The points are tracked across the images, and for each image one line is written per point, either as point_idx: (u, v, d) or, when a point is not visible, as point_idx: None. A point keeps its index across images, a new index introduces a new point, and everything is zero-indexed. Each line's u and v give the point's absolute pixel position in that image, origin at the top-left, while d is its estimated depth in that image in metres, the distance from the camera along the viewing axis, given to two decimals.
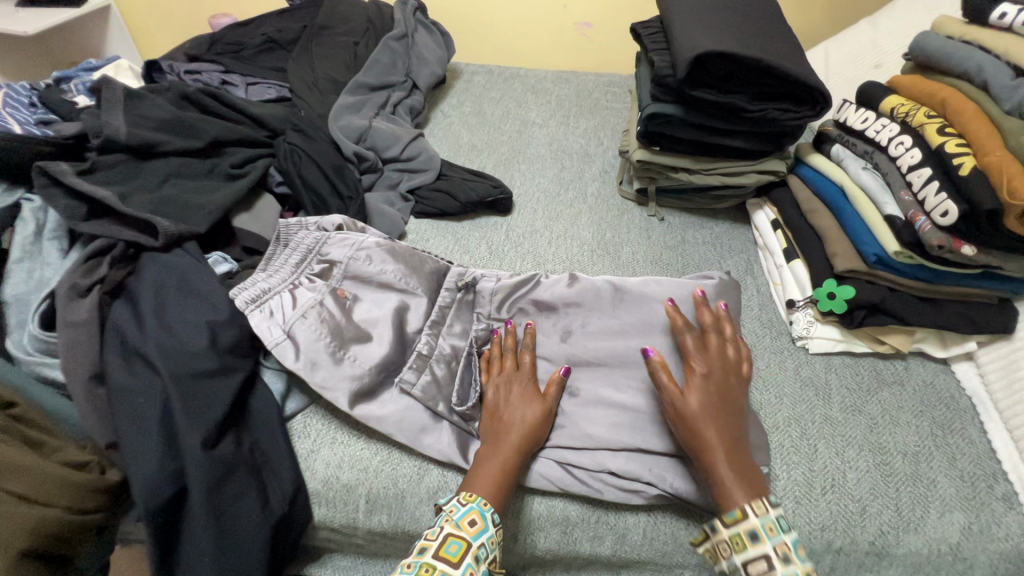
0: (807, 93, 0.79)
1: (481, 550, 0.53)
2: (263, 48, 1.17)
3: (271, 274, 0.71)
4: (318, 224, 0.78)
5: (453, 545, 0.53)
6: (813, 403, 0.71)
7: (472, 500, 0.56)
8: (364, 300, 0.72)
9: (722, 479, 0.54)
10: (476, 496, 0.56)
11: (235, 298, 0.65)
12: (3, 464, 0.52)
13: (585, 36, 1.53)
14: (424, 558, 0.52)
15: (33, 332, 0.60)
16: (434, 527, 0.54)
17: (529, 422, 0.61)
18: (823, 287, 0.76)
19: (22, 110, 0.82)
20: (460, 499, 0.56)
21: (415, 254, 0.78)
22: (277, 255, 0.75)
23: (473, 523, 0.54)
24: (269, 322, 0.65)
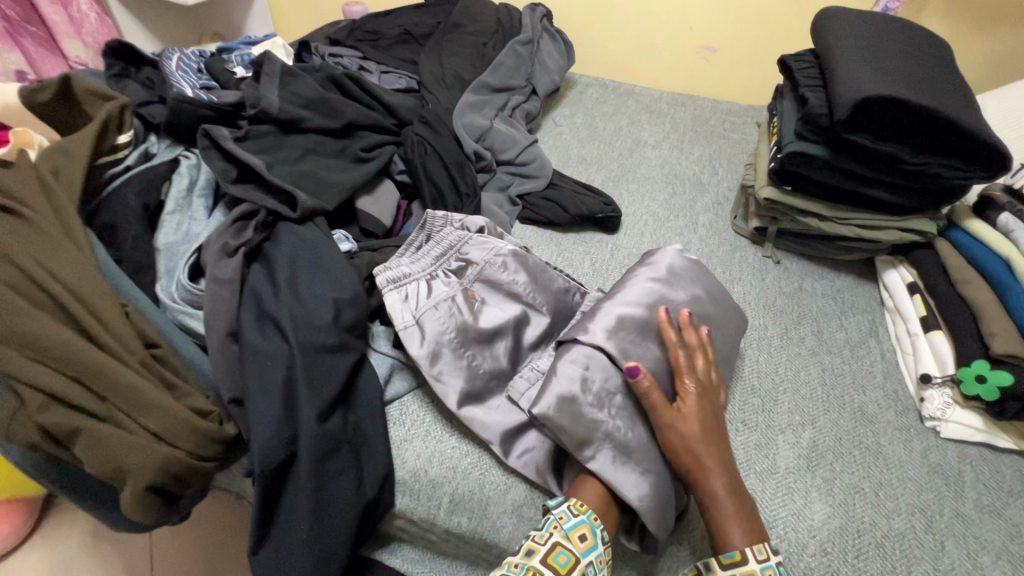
0: (984, 152, 0.72)
1: (588, 569, 0.51)
2: (398, 39, 1.21)
3: (414, 263, 0.74)
4: (463, 223, 0.80)
5: (561, 555, 0.51)
6: (943, 493, 0.64)
7: (584, 512, 0.54)
8: (491, 305, 0.72)
9: (721, 511, 0.54)
10: (588, 509, 0.54)
11: (378, 276, 0.71)
12: (141, 401, 0.55)
13: (706, 60, 1.48)
14: (531, 561, 0.50)
15: (182, 281, 0.65)
16: (541, 532, 0.53)
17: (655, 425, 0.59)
18: (971, 368, 0.67)
19: (191, 75, 0.89)
20: (571, 508, 0.54)
21: (546, 272, 0.76)
22: (414, 246, 0.78)
23: (584, 539, 0.52)
24: (407, 311, 0.68)
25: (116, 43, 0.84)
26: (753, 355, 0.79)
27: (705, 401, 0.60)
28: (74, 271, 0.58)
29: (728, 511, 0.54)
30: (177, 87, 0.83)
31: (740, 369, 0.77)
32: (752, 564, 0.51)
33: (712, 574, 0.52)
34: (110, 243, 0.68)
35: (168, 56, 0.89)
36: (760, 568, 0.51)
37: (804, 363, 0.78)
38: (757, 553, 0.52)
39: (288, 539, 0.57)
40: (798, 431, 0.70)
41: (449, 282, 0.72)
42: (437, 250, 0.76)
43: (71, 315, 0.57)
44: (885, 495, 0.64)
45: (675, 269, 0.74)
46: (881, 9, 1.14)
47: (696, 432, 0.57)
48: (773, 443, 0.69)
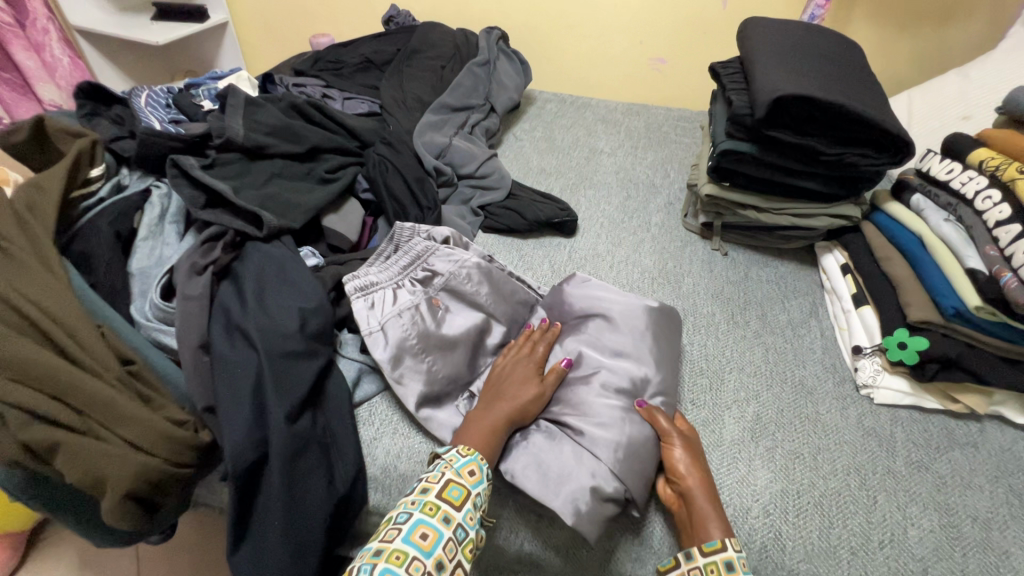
0: (889, 140, 0.79)
1: (478, 499, 0.58)
2: (360, 67, 1.28)
3: (387, 273, 0.79)
4: (429, 233, 0.85)
5: (454, 490, 0.57)
6: (876, 453, 0.70)
7: (471, 453, 0.60)
8: (455, 312, 0.77)
9: (699, 514, 0.59)
10: (473, 450, 0.61)
11: (347, 283, 0.76)
12: (117, 412, 0.59)
13: (657, 71, 1.56)
14: (428, 497, 0.57)
15: (155, 301, 0.69)
16: (435, 473, 0.59)
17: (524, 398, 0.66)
18: (893, 336, 0.74)
19: (160, 110, 0.94)
20: (459, 451, 0.60)
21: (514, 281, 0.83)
22: (382, 257, 0.83)
23: (473, 474, 0.59)
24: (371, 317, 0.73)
25: (87, 84, 0.90)
26: (701, 341, 0.84)
27: (686, 446, 0.65)
28: (51, 297, 0.62)
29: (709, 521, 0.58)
30: (146, 123, 0.88)
31: (689, 353, 0.82)
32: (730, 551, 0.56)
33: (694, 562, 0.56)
34: (85, 270, 0.71)
35: (138, 94, 0.94)
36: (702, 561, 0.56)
37: (749, 344, 0.84)
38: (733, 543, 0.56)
39: (263, 536, 0.60)
40: (742, 406, 0.75)
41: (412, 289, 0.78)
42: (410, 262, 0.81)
43: (48, 336, 0.60)
44: (823, 458, 0.69)
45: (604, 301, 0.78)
46: (809, 17, 1.23)
47: (683, 458, 0.63)
48: (720, 420, 0.73)
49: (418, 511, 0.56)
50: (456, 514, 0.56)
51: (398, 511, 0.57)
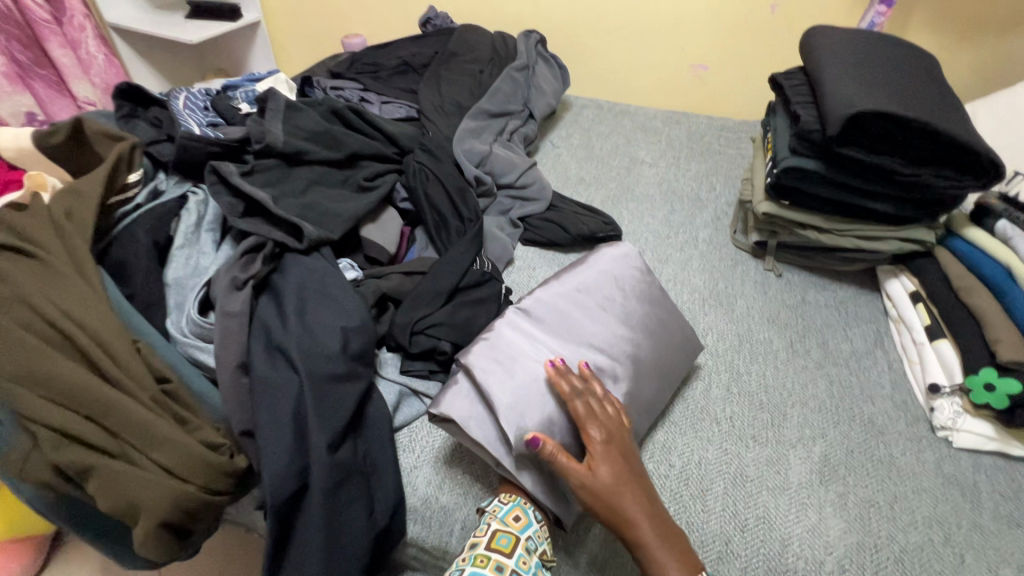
0: (975, 162, 0.73)
1: (530, 543, 0.57)
2: (397, 70, 1.25)
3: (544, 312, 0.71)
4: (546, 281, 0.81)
5: (502, 539, 0.56)
6: (958, 505, 0.64)
7: (513, 499, 0.60)
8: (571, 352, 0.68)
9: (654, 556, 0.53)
10: (516, 496, 0.60)
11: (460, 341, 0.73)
12: (152, 436, 0.56)
13: (699, 78, 1.50)
14: (477, 551, 0.56)
15: (193, 315, 0.65)
16: (481, 525, 0.58)
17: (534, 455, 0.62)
18: (978, 376, 0.68)
19: (198, 112, 0.92)
20: (502, 499, 0.60)
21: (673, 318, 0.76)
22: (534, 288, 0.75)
23: (518, 519, 0.58)
24: (518, 366, 0.65)
25: (126, 85, 0.88)
26: (759, 370, 0.79)
27: (613, 457, 0.57)
28: (88, 311, 0.59)
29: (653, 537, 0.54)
30: (184, 126, 0.85)
31: (747, 384, 0.77)
32: None
33: None
34: (121, 280, 0.69)
35: (176, 96, 0.92)
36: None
37: (811, 376, 0.78)
38: None
39: (299, 573, 0.57)
40: (808, 445, 0.70)
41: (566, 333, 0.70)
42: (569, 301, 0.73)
43: (84, 353, 0.57)
44: (901, 508, 0.63)
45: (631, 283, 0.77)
46: (868, 24, 1.17)
47: (606, 476, 0.55)
48: (785, 459, 0.68)
49: (471, 566, 0.55)
50: (508, 563, 0.55)
51: (451, 570, 0.56)
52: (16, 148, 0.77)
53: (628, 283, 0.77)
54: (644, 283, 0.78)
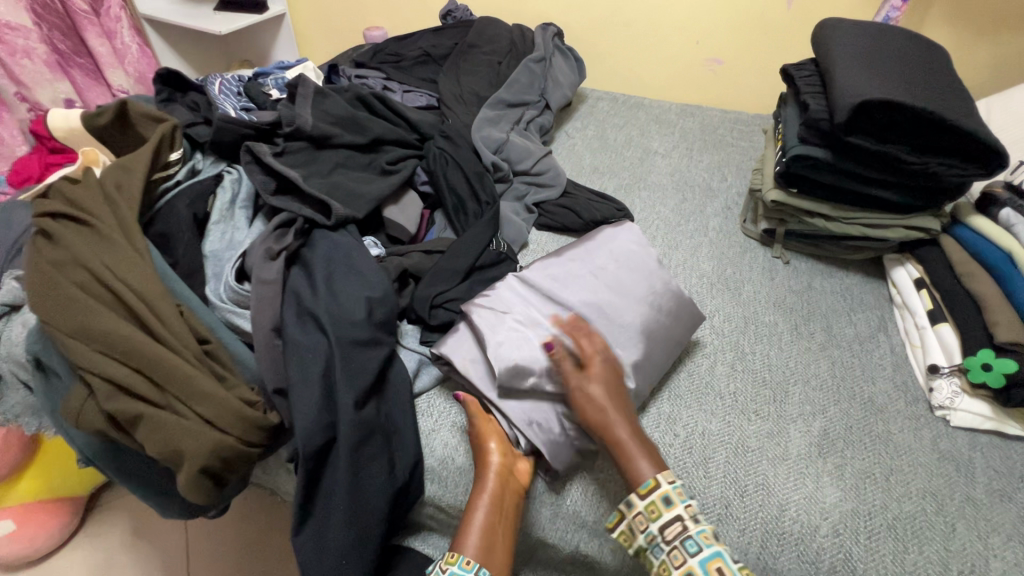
0: (979, 150, 0.75)
1: None
2: (419, 61, 1.29)
3: (542, 279, 0.77)
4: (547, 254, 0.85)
5: None
6: (953, 479, 0.66)
7: (454, 563, 0.58)
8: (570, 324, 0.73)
9: (633, 454, 0.60)
10: (457, 559, 0.58)
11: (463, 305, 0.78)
12: (196, 390, 0.61)
13: (714, 72, 1.52)
14: None
15: (230, 283, 0.70)
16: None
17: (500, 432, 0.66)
18: (976, 357, 0.70)
19: (232, 98, 0.97)
20: (442, 564, 0.58)
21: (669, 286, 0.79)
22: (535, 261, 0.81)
23: None
24: (506, 322, 0.71)
25: (166, 71, 0.93)
26: (763, 350, 0.82)
27: (602, 380, 0.65)
28: (137, 275, 0.64)
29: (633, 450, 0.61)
30: (220, 109, 0.90)
31: (751, 362, 0.80)
32: (664, 485, 0.58)
33: (636, 508, 0.58)
34: (164, 250, 0.74)
35: (212, 81, 0.97)
36: (695, 531, 0.56)
37: (813, 356, 0.81)
38: (666, 477, 0.59)
39: (326, 520, 0.62)
40: (808, 420, 0.73)
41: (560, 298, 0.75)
42: (567, 270, 0.78)
43: (134, 313, 0.63)
44: (896, 480, 0.66)
45: (637, 260, 0.80)
46: (882, 19, 1.18)
47: (600, 392, 0.64)
48: (785, 432, 0.71)
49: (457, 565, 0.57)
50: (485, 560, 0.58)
51: None
52: (67, 130, 0.84)
53: (627, 256, 0.80)
54: (644, 255, 0.81)
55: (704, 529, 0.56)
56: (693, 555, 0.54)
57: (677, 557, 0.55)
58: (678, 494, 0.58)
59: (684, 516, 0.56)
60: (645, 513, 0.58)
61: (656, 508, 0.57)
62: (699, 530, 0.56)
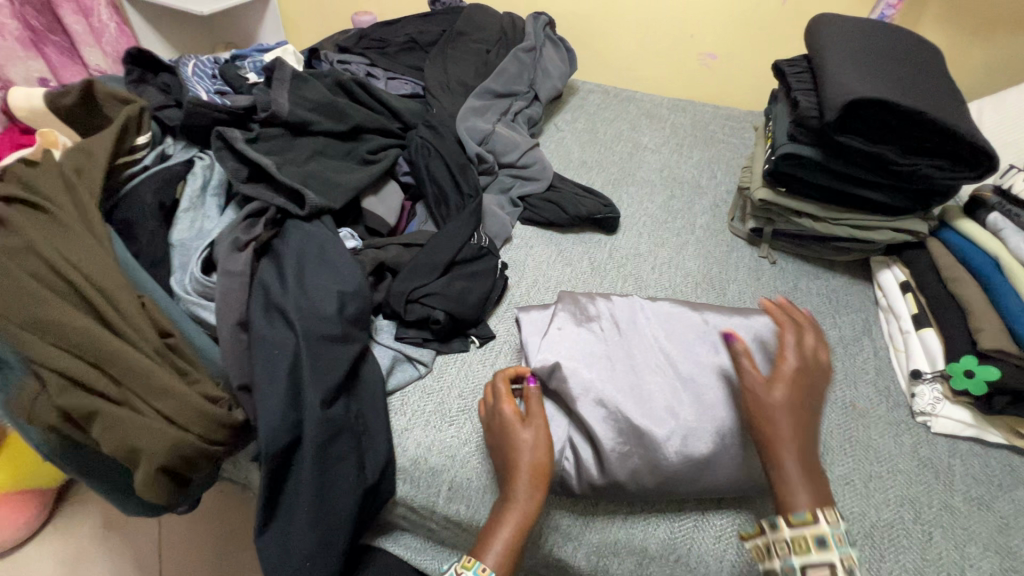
0: (971, 153, 0.74)
1: None
2: (405, 47, 1.26)
3: (669, 336, 0.72)
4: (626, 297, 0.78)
5: None
6: (931, 486, 0.66)
7: (469, 567, 0.54)
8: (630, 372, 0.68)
9: (791, 478, 0.52)
10: (474, 563, 0.54)
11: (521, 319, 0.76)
12: (155, 387, 0.58)
13: (707, 66, 1.50)
14: None
15: (195, 274, 0.68)
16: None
17: (532, 441, 0.60)
18: (959, 363, 0.69)
19: (206, 80, 0.93)
20: (457, 567, 0.54)
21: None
22: (769, 331, 0.70)
23: None
24: (581, 337, 0.71)
25: (136, 51, 0.89)
26: None
27: (789, 383, 0.56)
28: (95, 264, 0.61)
29: (789, 452, 0.53)
30: (193, 92, 0.87)
31: None
32: (822, 525, 0.49)
33: (780, 533, 0.51)
34: (128, 238, 0.71)
35: (185, 62, 0.93)
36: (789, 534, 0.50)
37: None
38: (827, 517, 0.50)
39: (290, 521, 0.60)
40: None
41: (662, 357, 0.70)
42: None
43: (90, 304, 0.60)
44: (874, 487, 0.65)
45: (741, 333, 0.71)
46: (878, 16, 1.16)
47: (784, 396, 0.55)
48: None
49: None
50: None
51: None
52: (29, 110, 0.80)
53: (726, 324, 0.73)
54: None
55: (847, 548, 0.49)
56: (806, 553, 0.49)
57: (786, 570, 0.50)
58: (837, 539, 0.49)
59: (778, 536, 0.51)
60: (789, 542, 0.50)
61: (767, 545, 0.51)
62: (839, 545, 0.49)
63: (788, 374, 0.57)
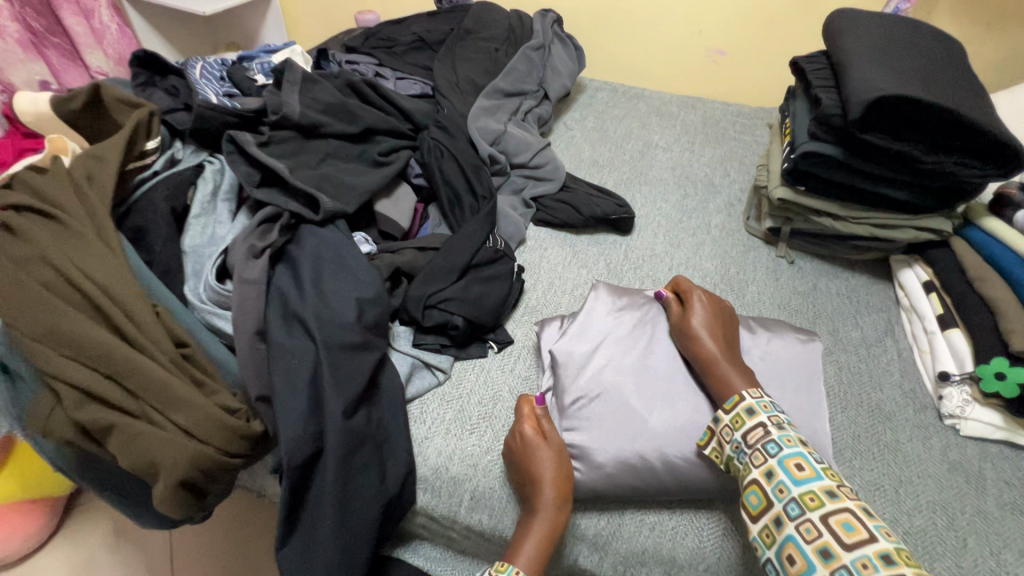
0: (999, 150, 0.72)
1: None
2: (412, 46, 1.24)
3: None
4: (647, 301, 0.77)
5: None
6: (962, 491, 0.64)
7: (505, 570, 0.54)
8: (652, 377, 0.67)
9: (722, 371, 0.62)
10: (509, 565, 0.54)
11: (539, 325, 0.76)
12: (174, 398, 0.57)
13: (716, 63, 1.48)
14: None
15: (210, 282, 0.66)
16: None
17: (553, 459, 0.60)
18: (990, 365, 0.67)
19: (214, 82, 0.92)
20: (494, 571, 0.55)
21: (804, 405, 0.66)
22: (784, 347, 0.71)
23: None
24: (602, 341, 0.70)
25: (142, 53, 0.87)
26: None
27: (706, 305, 0.69)
28: (110, 273, 0.60)
29: (718, 354, 0.64)
30: (201, 95, 0.85)
31: None
32: (748, 399, 0.58)
33: (722, 422, 0.58)
34: (140, 245, 0.69)
35: (192, 64, 0.92)
36: (778, 436, 0.54)
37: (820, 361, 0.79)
38: (751, 392, 0.59)
39: (313, 535, 0.58)
40: None
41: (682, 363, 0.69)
42: (785, 365, 0.69)
43: (105, 314, 0.58)
44: (905, 492, 0.64)
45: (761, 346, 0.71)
46: (892, 11, 1.14)
47: (699, 315, 0.68)
48: None
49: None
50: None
51: None
52: (34, 115, 0.78)
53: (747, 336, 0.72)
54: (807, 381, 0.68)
55: (787, 434, 0.55)
56: (774, 455, 0.53)
57: (758, 458, 0.53)
58: (786, 441, 0.54)
59: (767, 423, 0.56)
60: (753, 458, 0.54)
61: (740, 419, 0.57)
62: (783, 435, 0.55)
63: (713, 303, 0.70)
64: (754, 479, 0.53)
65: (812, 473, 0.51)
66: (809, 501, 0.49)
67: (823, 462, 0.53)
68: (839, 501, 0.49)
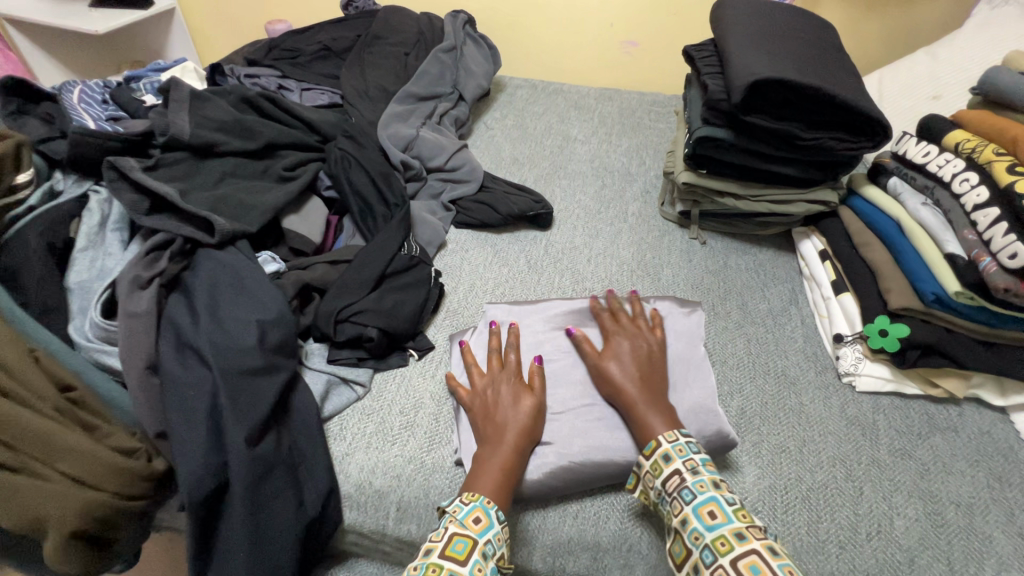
0: (867, 123, 0.78)
1: (488, 547, 0.52)
2: (318, 56, 1.21)
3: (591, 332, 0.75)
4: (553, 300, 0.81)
5: (459, 543, 0.51)
6: (859, 443, 0.69)
7: (475, 500, 0.55)
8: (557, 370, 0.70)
9: (643, 418, 0.61)
10: (479, 496, 0.55)
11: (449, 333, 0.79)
12: (58, 446, 0.54)
13: (630, 54, 1.52)
14: (431, 558, 0.50)
15: (95, 319, 0.63)
16: (439, 529, 0.53)
17: (520, 421, 0.61)
18: (875, 324, 0.74)
19: (96, 107, 0.88)
20: (464, 499, 0.55)
21: (701, 375, 0.70)
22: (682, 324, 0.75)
23: (478, 521, 0.53)
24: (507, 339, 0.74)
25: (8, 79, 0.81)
26: None
27: (624, 347, 0.68)
28: None
29: (636, 399, 0.63)
30: (78, 121, 0.81)
31: None
32: (665, 445, 0.58)
33: (643, 468, 0.58)
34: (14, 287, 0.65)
35: (69, 90, 0.87)
36: (692, 481, 0.54)
37: (731, 336, 0.82)
38: (668, 437, 0.58)
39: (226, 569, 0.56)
40: (726, 400, 0.73)
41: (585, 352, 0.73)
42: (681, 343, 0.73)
43: None
44: (809, 450, 0.68)
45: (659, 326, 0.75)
46: None
47: (614, 363, 0.66)
48: None
49: None
50: (462, 571, 0.49)
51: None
52: None
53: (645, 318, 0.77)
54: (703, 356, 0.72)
55: (703, 479, 0.54)
56: (689, 504, 0.53)
57: (676, 507, 0.54)
58: (699, 487, 0.54)
59: (682, 469, 0.55)
60: (670, 509, 0.55)
61: (658, 466, 0.57)
62: (698, 480, 0.54)
63: (631, 344, 0.68)
64: (676, 530, 0.53)
65: (723, 517, 0.51)
66: (720, 546, 0.49)
67: (737, 503, 0.53)
68: (748, 543, 0.49)
